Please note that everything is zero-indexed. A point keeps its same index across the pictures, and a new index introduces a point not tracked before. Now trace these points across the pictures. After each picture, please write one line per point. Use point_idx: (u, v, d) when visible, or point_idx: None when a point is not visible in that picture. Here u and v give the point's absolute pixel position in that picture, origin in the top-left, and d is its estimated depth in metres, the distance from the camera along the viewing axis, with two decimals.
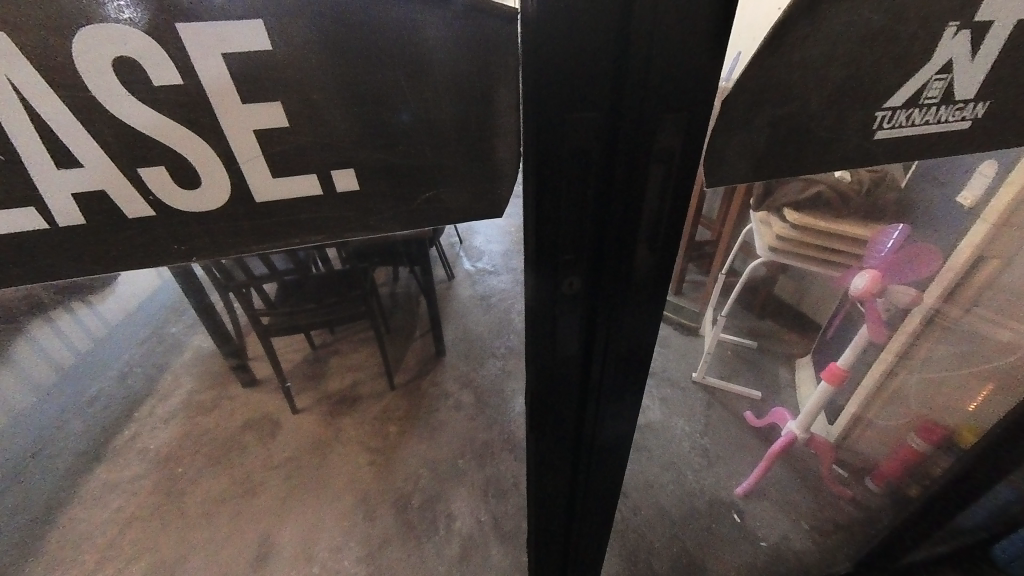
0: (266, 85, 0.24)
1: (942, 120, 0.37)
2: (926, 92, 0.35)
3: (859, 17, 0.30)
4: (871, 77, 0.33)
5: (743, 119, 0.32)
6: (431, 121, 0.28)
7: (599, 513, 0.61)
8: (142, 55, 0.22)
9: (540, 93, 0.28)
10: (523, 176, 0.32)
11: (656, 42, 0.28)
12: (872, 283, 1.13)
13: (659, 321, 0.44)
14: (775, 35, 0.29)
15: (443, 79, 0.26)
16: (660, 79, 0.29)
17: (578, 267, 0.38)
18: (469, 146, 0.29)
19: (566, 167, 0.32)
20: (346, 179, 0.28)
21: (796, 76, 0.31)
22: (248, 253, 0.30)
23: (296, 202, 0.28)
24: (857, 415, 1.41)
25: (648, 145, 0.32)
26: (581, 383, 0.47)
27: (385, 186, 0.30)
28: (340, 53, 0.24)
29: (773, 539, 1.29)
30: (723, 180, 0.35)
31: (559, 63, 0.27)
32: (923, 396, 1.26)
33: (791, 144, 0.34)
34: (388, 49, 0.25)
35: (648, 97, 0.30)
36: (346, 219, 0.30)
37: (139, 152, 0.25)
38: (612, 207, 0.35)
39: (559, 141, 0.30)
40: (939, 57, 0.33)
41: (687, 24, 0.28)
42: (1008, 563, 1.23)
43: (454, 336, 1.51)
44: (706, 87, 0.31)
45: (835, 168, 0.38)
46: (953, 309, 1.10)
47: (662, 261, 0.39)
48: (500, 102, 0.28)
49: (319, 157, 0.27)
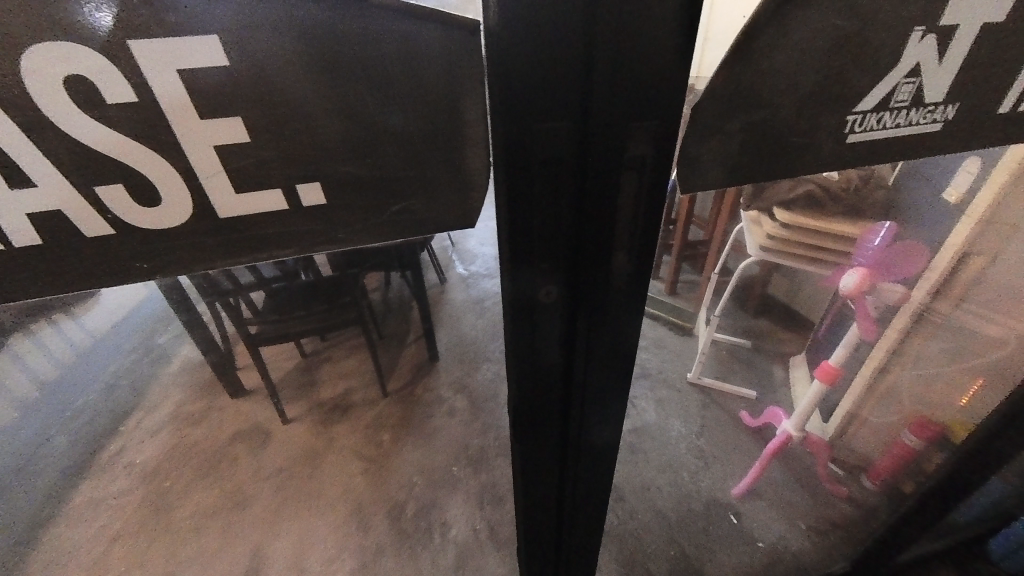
0: (223, 100, 0.24)
1: (913, 122, 0.37)
2: (895, 96, 0.35)
3: (826, 22, 0.30)
4: (841, 81, 0.33)
5: (716, 125, 0.32)
6: (396, 134, 0.27)
7: (589, 520, 0.61)
8: (95, 73, 0.22)
9: (506, 105, 0.28)
10: (495, 186, 0.32)
11: (620, 52, 0.28)
12: (861, 281, 1.13)
13: (641, 327, 0.43)
14: (744, 40, 0.29)
15: (405, 91, 0.26)
16: (625, 88, 0.29)
17: (554, 275, 0.38)
18: (438, 158, 0.29)
19: (536, 177, 0.32)
20: (312, 193, 0.28)
21: (766, 81, 0.31)
22: (216, 269, 0.30)
23: (262, 217, 0.28)
24: (852, 413, 1.41)
25: (618, 153, 0.32)
26: (566, 390, 0.47)
27: (353, 199, 0.29)
28: (302, 67, 0.24)
29: (770, 540, 1.29)
30: (697, 186, 0.35)
31: (523, 73, 0.27)
32: (916, 392, 1.26)
33: (764, 149, 0.34)
34: (351, 63, 0.25)
35: (613, 106, 0.30)
36: (314, 232, 0.30)
37: (95, 171, 0.25)
38: (586, 214, 0.35)
39: (528, 151, 0.30)
40: (907, 61, 0.33)
41: (652, 32, 0.28)
42: (1002, 557, 1.23)
43: (448, 341, 1.76)
44: (675, 93, 0.31)
45: (809, 172, 0.38)
46: (942, 305, 1.11)
47: (640, 267, 0.39)
48: (467, 112, 0.28)
49: (283, 171, 0.27)
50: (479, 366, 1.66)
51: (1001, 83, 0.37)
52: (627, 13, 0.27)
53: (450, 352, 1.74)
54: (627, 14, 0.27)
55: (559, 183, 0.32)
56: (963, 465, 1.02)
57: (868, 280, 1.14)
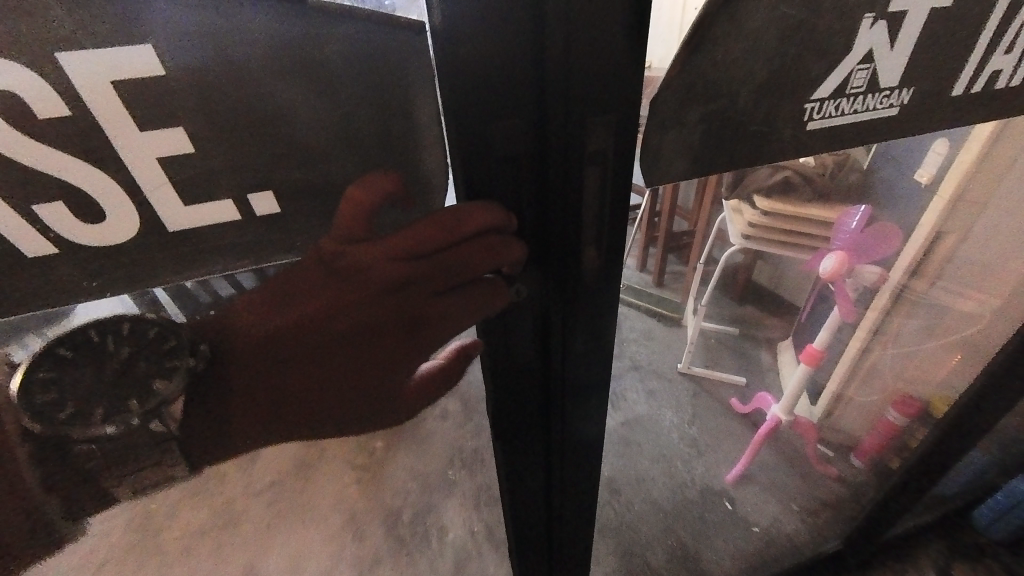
0: (165, 108, 0.24)
1: (870, 108, 0.38)
2: (851, 82, 0.36)
3: (776, 11, 0.31)
4: (796, 70, 0.33)
5: (675, 118, 0.32)
6: (347, 135, 0.28)
7: (580, 519, 0.61)
8: (24, 87, 0.21)
9: (456, 105, 0.28)
10: (457, 184, 0.32)
11: (574, 43, 0.27)
12: (840, 264, 1.15)
13: (615, 323, 0.44)
14: (697, 32, 0.30)
15: (352, 94, 0.27)
16: (582, 81, 0.29)
17: (528, 266, 0.38)
18: (393, 157, 0.30)
19: (498, 173, 0.32)
20: (266, 203, 0.28)
21: (721, 72, 0.32)
22: (170, 284, 0.29)
23: (210, 229, 0.28)
24: (838, 394, 1.44)
25: (576, 148, 0.32)
26: (545, 387, 0.47)
27: (308, 201, 0.29)
28: (250, 72, 0.24)
29: (764, 523, 1.33)
30: (660, 179, 0.35)
31: (475, 68, 0.27)
32: (898, 368, 1.31)
33: (726, 138, 0.35)
34: (289, 60, 0.25)
35: (572, 101, 0.29)
36: (270, 239, 0.30)
37: (34, 187, 0.24)
38: (550, 209, 0.35)
39: (484, 150, 0.30)
40: (859, 47, 0.34)
41: (604, 22, 0.28)
42: (987, 524, 1.28)
43: None
44: (633, 83, 0.31)
45: (775, 161, 0.38)
46: (919, 284, 1.15)
47: (610, 262, 0.39)
48: (420, 110, 0.30)
49: (232, 181, 0.26)
50: None
51: (954, 66, 0.38)
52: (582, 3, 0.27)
53: None
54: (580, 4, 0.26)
55: (520, 180, 0.33)
56: (948, 440, 1.04)
57: (845, 263, 1.15)
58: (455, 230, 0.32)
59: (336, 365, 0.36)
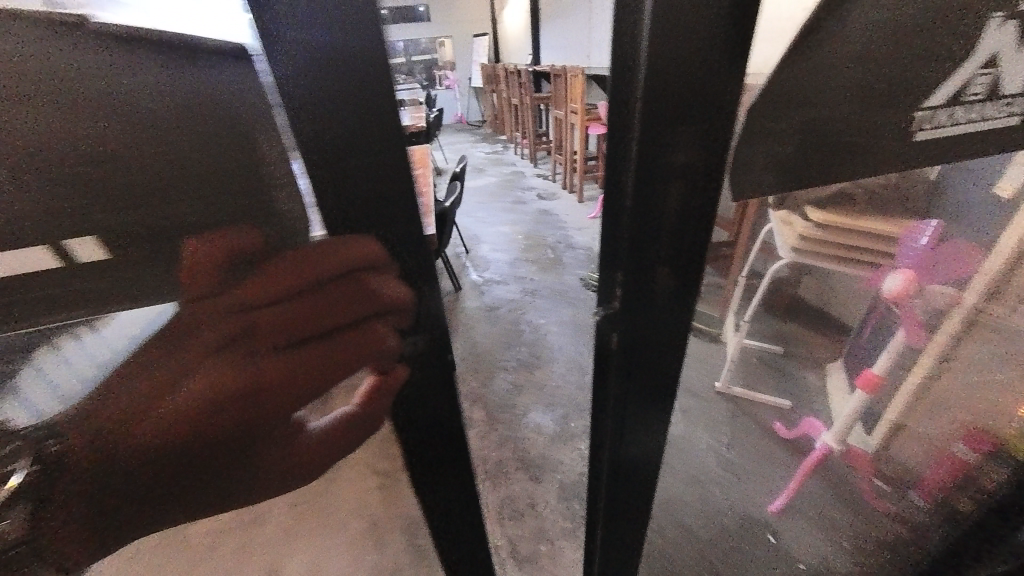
0: (24, 171, 0.34)
1: (986, 114, 0.46)
2: (972, 88, 0.43)
3: (887, 18, 0.37)
4: (909, 81, 0.40)
5: (771, 124, 0.39)
6: (195, 174, 0.38)
7: (628, 527, 0.63)
8: None
9: (306, 150, 0.38)
10: (304, 207, 0.42)
11: (672, 65, 0.32)
12: (906, 283, 1.04)
13: (685, 339, 0.46)
14: (807, 36, 0.36)
15: (182, 140, 0.37)
16: (676, 97, 0.33)
17: (618, 262, 0.40)
18: (239, 188, 0.40)
19: (357, 224, 0.44)
20: (86, 251, 0.38)
21: (824, 82, 0.39)
22: (39, 323, 0.41)
23: (33, 275, 0.38)
24: (897, 422, 1.26)
25: (666, 160, 0.36)
26: (619, 395, 0.47)
27: (127, 247, 0.38)
28: (101, 118, 0.34)
29: (811, 561, 1.34)
30: (749, 184, 0.41)
31: (318, 127, 0.38)
32: (969, 396, 1.15)
33: (825, 146, 0.42)
34: (139, 139, 0.36)
35: (664, 114, 0.34)
36: (113, 276, 0.40)
37: None
38: (643, 213, 0.37)
39: (336, 185, 0.41)
40: (985, 50, 0.41)
41: (697, 42, 0.32)
42: None
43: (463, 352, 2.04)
44: (728, 93, 0.34)
45: (882, 165, 0.46)
46: (998, 308, 1.04)
47: (685, 275, 0.41)
48: (263, 147, 0.39)
49: (53, 235, 0.36)
50: (493, 376, 1.91)
51: None
52: (686, 29, 0.31)
53: (463, 361, 2.01)
54: (678, 33, 0.31)
55: (374, 214, 0.44)
56: None
57: (913, 282, 1.04)
58: (304, 276, 0.45)
59: (234, 372, 0.50)
